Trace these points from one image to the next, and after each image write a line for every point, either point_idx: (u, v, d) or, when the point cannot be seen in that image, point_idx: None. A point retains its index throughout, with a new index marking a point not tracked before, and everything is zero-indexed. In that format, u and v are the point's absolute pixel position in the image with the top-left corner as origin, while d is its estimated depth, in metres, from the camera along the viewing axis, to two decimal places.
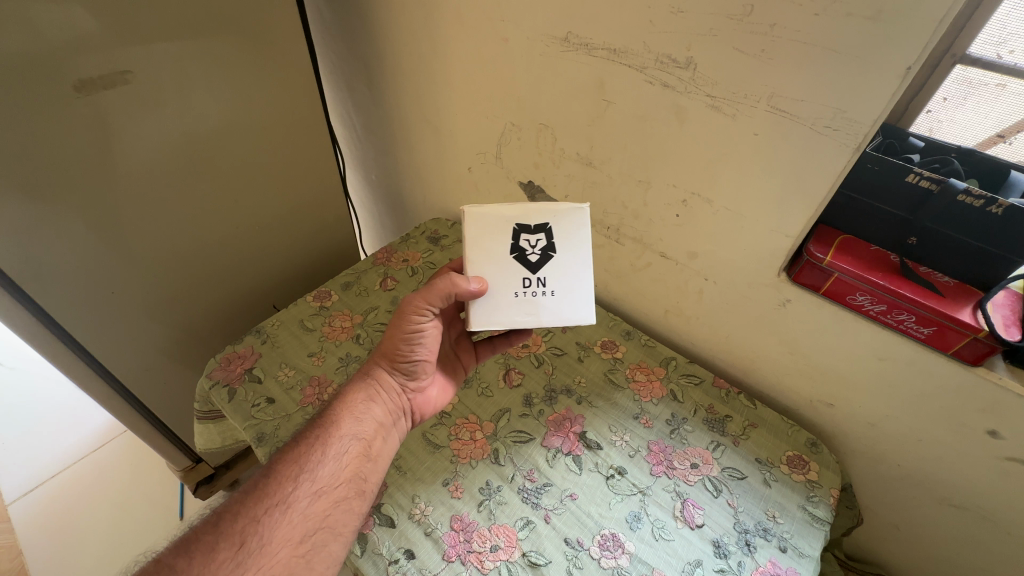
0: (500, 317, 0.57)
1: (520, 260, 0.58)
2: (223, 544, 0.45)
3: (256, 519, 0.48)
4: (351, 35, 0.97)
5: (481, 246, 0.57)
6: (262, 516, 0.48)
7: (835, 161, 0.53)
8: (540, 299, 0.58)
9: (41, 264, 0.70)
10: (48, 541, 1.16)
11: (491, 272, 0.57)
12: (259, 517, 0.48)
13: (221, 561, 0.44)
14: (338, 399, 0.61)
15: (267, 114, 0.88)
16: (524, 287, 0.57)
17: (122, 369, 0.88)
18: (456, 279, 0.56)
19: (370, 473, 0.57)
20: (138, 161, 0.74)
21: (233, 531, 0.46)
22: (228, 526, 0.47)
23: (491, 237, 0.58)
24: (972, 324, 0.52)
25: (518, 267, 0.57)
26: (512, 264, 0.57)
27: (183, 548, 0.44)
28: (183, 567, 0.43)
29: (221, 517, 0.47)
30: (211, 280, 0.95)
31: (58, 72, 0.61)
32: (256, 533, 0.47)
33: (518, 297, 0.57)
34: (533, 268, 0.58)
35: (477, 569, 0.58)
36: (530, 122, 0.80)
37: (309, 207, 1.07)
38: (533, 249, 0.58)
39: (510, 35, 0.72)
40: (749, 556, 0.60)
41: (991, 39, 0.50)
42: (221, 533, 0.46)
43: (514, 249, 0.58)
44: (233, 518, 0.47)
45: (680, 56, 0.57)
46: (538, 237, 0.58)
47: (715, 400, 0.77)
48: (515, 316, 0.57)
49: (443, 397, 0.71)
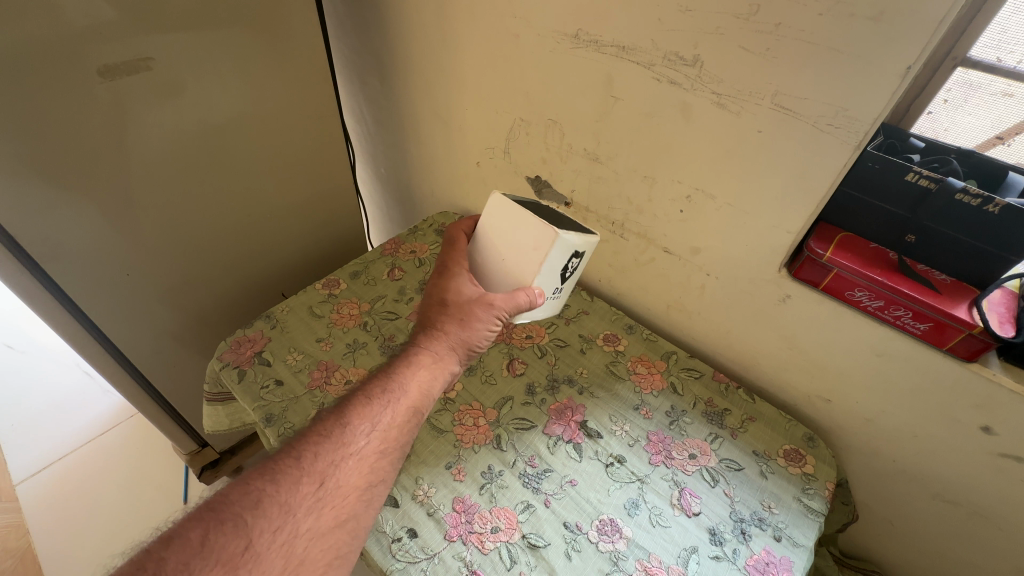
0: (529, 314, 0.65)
1: (561, 275, 0.65)
2: (306, 480, 0.48)
3: (333, 462, 0.50)
4: (365, 30, 0.99)
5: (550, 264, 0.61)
6: (340, 461, 0.50)
7: (837, 158, 0.54)
8: (553, 300, 0.68)
9: (58, 244, 0.72)
10: (54, 521, 1.18)
11: (545, 281, 0.62)
12: (338, 461, 0.50)
13: (303, 495, 0.47)
14: (407, 359, 0.61)
15: (281, 105, 0.90)
16: (553, 292, 0.66)
17: (134, 351, 0.90)
18: (533, 295, 0.61)
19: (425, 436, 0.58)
20: (155, 146, 0.76)
21: (314, 469, 0.49)
22: (311, 464, 0.49)
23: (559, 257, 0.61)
24: (966, 320, 0.53)
25: (559, 279, 0.65)
26: (557, 277, 0.64)
27: (271, 475, 0.47)
28: (272, 492, 0.46)
29: (301, 454, 0.49)
30: (222, 266, 0.97)
31: (82, 57, 0.63)
32: (334, 474, 0.49)
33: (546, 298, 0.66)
34: (563, 281, 0.66)
35: (478, 549, 0.60)
36: (538, 117, 0.81)
37: (319, 198, 1.09)
38: (570, 268, 0.66)
39: (521, 32, 0.74)
40: (744, 544, 0.62)
41: (991, 43, 0.51)
42: (304, 469, 0.48)
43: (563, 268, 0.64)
44: (314, 457, 0.49)
45: (686, 53, 0.59)
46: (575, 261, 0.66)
47: (714, 394, 0.78)
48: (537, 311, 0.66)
49: None
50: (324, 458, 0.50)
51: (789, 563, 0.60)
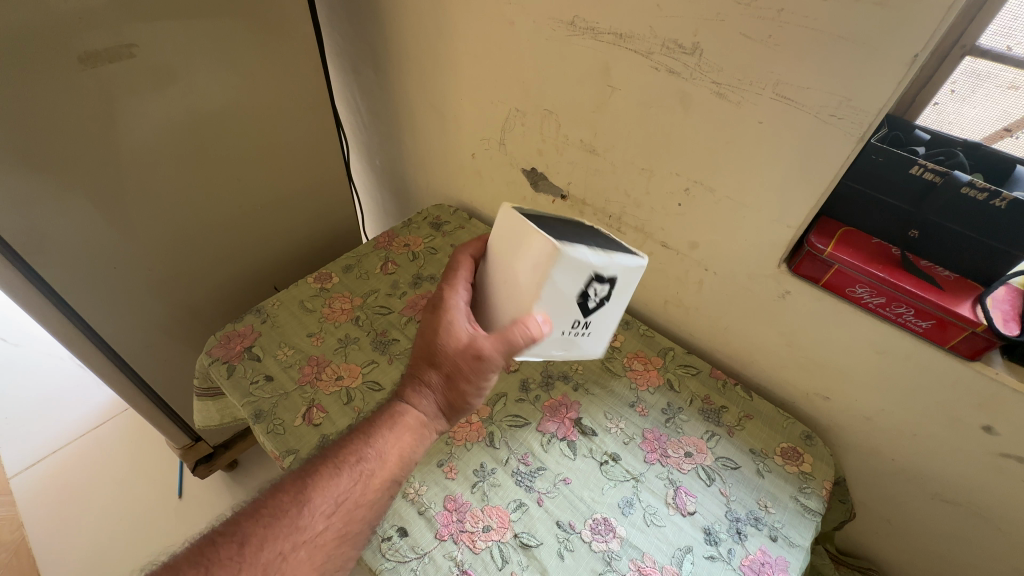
0: (537, 351, 0.54)
1: (580, 305, 0.52)
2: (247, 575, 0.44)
3: (280, 554, 0.46)
4: (358, 17, 0.96)
5: (554, 289, 0.49)
6: (289, 551, 0.46)
7: (839, 150, 0.52)
8: (578, 337, 0.56)
9: (44, 236, 0.70)
10: (47, 515, 1.17)
11: (553, 313, 0.51)
12: (286, 552, 0.46)
13: None
14: (387, 421, 0.56)
15: (272, 95, 0.88)
16: (571, 329, 0.54)
17: (123, 345, 0.89)
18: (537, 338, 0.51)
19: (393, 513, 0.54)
20: (142, 137, 0.74)
21: (257, 561, 0.45)
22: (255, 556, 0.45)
23: (565, 276, 0.48)
24: (970, 318, 0.52)
25: (575, 311, 0.52)
26: (573, 307, 0.51)
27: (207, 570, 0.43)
28: None
29: (247, 542, 0.46)
30: (212, 259, 0.95)
31: (63, 44, 0.61)
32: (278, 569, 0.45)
33: (562, 335, 0.53)
34: (585, 314, 0.53)
35: (468, 549, 0.59)
36: (534, 107, 0.79)
37: (312, 189, 1.07)
38: (594, 297, 0.53)
39: (517, 19, 0.72)
40: (740, 544, 0.61)
41: (1001, 30, 0.49)
42: (246, 562, 0.45)
43: (580, 296, 0.51)
44: (258, 545, 0.46)
45: (686, 41, 0.57)
46: (603, 287, 0.52)
47: (711, 391, 0.77)
48: (550, 350, 0.54)
49: None
50: (270, 546, 0.46)
51: (785, 563, 0.59)
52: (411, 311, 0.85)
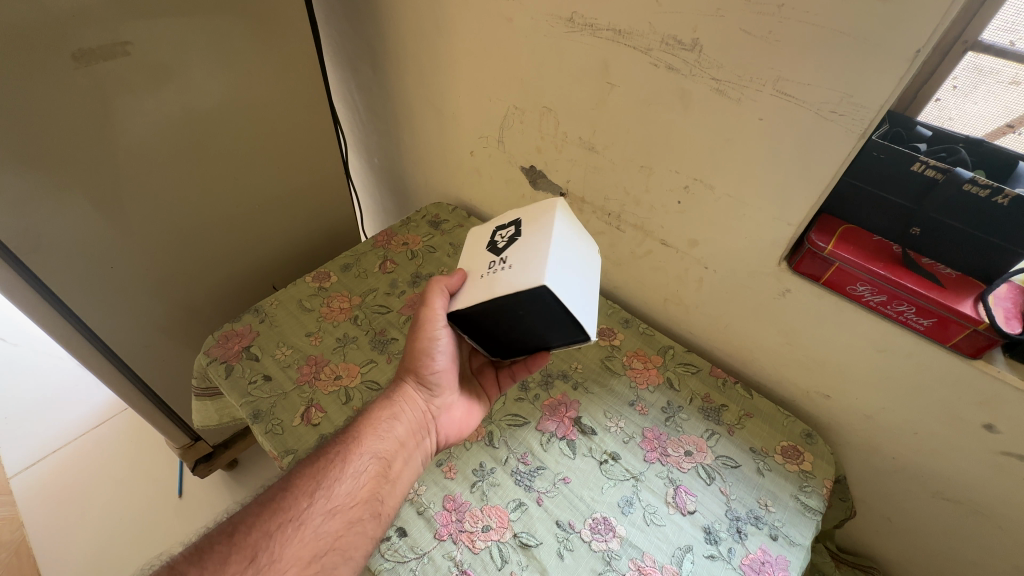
0: (466, 298, 0.57)
1: (491, 250, 0.62)
2: (236, 556, 0.45)
3: (270, 533, 0.48)
4: (355, 14, 0.95)
5: (469, 251, 0.66)
6: (276, 529, 0.48)
7: (840, 147, 0.52)
8: (500, 272, 0.56)
9: (39, 237, 0.69)
10: (47, 514, 1.17)
11: (470, 266, 0.63)
12: (274, 530, 0.48)
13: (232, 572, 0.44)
14: (363, 417, 0.61)
15: (269, 93, 0.87)
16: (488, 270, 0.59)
17: (121, 346, 0.88)
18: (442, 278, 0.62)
19: (383, 496, 0.55)
20: (137, 136, 0.73)
21: (247, 544, 0.47)
22: (243, 539, 0.47)
23: (477, 241, 0.66)
24: (972, 316, 0.51)
25: (488, 255, 0.61)
26: (485, 255, 0.62)
27: (199, 555, 0.45)
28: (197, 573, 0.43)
29: (236, 527, 0.48)
30: (210, 258, 0.95)
31: (57, 41, 0.60)
32: (268, 550, 0.47)
33: (483, 277, 0.58)
34: (498, 252, 0.60)
35: (468, 549, 0.59)
36: (532, 104, 0.79)
37: (310, 188, 1.07)
38: (503, 238, 0.62)
39: (515, 15, 0.71)
40: (740, 543, 0.61)
41: (1004, 25, 0.49)
42: (234, 545, 0.46)
43: (490, 244, 0.63)
44: (247, 529, 0.48)
45: (686, 37, 0.56)
46: (508, 230, 0.63)
47: (711, 389, 0.77)
48: (475, 293, 0.57)
49: (467, 420, 0.68)
50: (259, 527, 0.48)
51: (786, 562, 0.59)
52: (409, 310, 0.85)
